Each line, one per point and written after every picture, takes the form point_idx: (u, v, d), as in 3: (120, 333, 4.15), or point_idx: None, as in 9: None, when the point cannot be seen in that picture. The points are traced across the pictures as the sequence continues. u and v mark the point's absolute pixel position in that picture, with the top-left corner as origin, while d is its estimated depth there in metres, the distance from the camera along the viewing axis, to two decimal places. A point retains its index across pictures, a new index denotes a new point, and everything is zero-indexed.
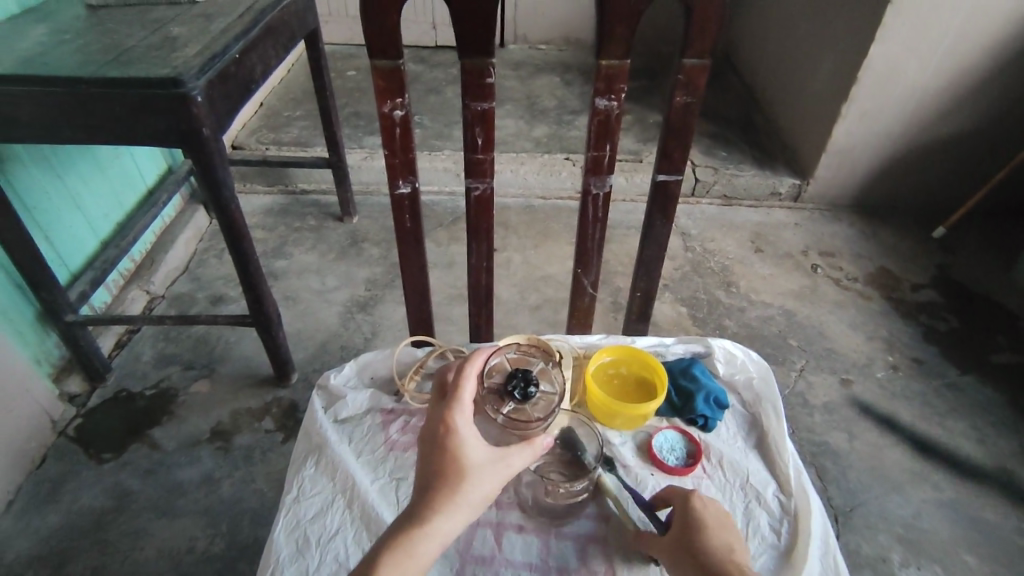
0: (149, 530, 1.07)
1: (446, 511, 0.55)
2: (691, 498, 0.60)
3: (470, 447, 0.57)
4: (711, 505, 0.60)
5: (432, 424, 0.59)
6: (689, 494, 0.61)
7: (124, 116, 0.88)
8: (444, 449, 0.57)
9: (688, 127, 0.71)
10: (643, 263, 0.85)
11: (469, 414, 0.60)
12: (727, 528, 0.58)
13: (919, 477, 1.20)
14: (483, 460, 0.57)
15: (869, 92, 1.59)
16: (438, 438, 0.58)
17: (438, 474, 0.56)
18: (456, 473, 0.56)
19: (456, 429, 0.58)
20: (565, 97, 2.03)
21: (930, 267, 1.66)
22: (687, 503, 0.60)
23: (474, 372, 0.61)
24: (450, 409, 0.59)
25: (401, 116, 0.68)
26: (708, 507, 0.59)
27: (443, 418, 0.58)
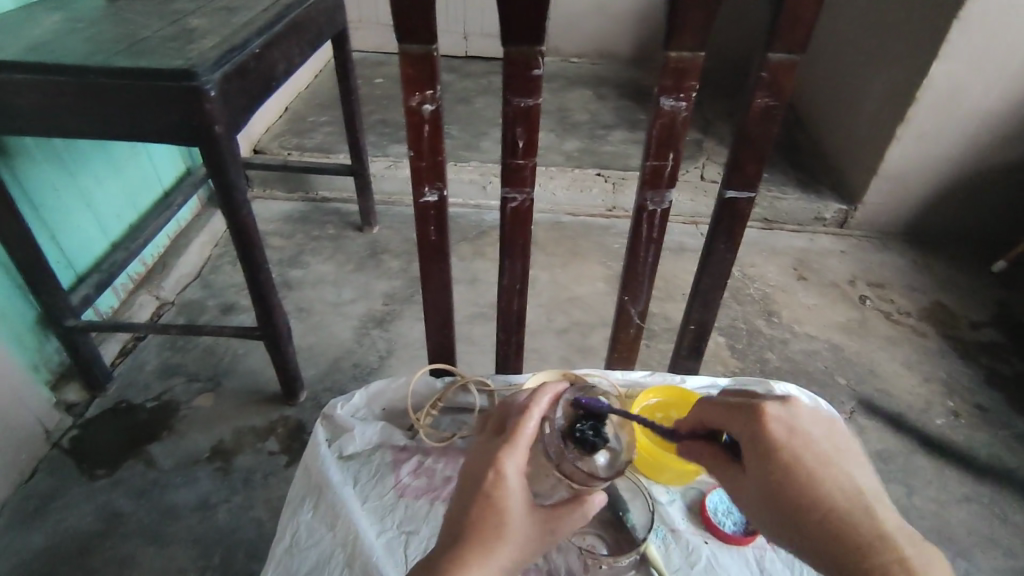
0: (138, 558, 0.99)
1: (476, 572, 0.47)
2: (769, 439, 0.52)
3: (517, 502, 0.51)
4: (795, 443, 0.52)
5: (479, 465, 0.53)
6: (765, 434, 0.52)
7: (134, 110, 0.82)
8: (489, 498, 0.50)
9: (765, 137, 0.64)
10: (700, 292, 0.79)
11: (523, 461, 0.53)
12: (818, 469, 0.51)
13: (985, 541, 1.07)
14: (525, 521, 0.51)
15: (929, 114, 1.48)
16: (485, 483, 0.51)
17: (476, 526, 0.49)
18: (498, 531, 0.49)
19: (507, 476, 0.51)
20: (598, 111, 1.95)
21: (990, 303, 1.53)
22: (766, 451, 0.52)
23: (536, 414, 0.55)
24: (503, 451, 0.52)
25: (431, 112, 0.59)
26: (795, 452, 0.51)
27: (494, 460, 0.52)
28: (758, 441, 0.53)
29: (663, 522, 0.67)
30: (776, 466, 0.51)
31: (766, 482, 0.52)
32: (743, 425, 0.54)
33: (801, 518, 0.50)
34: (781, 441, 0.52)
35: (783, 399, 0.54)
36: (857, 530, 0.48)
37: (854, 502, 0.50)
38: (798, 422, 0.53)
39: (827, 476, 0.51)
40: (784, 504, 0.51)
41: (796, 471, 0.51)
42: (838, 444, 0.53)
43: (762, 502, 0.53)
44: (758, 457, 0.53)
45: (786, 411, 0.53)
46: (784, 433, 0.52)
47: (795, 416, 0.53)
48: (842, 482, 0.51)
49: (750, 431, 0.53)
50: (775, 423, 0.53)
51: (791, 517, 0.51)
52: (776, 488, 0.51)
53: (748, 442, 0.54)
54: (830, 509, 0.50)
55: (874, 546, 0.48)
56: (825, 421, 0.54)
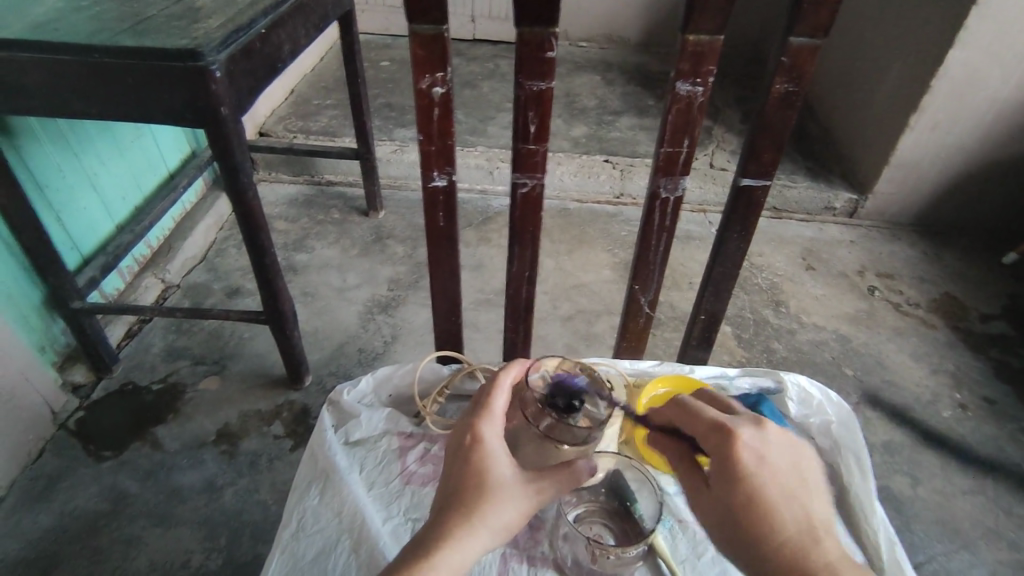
0: (144, 539, 1.00)
1: (465, 532, 0.49)
2: (736, 463, 0.51)
3: (499, 462, 0.52)
4: (760, 471, 0.50)
5: (459, 433, 0.54)
6: (732, 458, 0.51)
7: (137, 90, 0.80)
8: (470, 460, 0.52)
9: (783, 123, 0.63)
10: (712, 282, 0.78)
11: (500, 425, 0.54)
12: (781, 499, 0.49)
13: (989, 533, 1.07)
14: (510, 480, 0.52)
15: (944, 102, 1.46)
16: (465, 449, 0.53)
17: (464, 491, 0.51)
18: (481, 491, 0.50)
19: (485, 439, 0.53)
20: (606, 97, 1.92)
21: (1000, 296, 1.51)
22: (731, 474, 0.50)
23: (507, 385, 0.56)
24: (478, 419, 0.54)
25: (441, 95, 0.58)
26: (760, 479, 0.50)
27: (471, 426, 0.53)
28: (726, 463, 0.51)
29: (670, 512, 0.68)
30: (738, 492, 0.50)
31: (724, 504, 0.51)
32: (713, 445, 0.53)
33: (751, 545, 0.49)
34: (749, 468, 0.50)
35: (755, 423, 0.53)
36: (802, 565, 0.47)
37: (809, 536, 0.49)
38: (766, 449, 0.51)
39: (789, 508, 0.49)
40: (737, 529, 0.50)
41: (757, 500, 0.49)
42: (804, 475, 0.52)
43: (716, 518, 0.51)
44: (722, 478, 0.51)
45: (756, 436, 0.52)
46: (754, 459, 0.51)
47: (766, 440, 0.52)
48: (799, 515, 0.49)
49: (720, 451, 0.52)
50: (746, 452, 0.51)
51: (742, 544, 0.50)
52: (734, 511, 0.50)
53: (715, 460, 0.52)
54: (783, 540, 0.48)
55: None
56: (796, 450, 0.53)
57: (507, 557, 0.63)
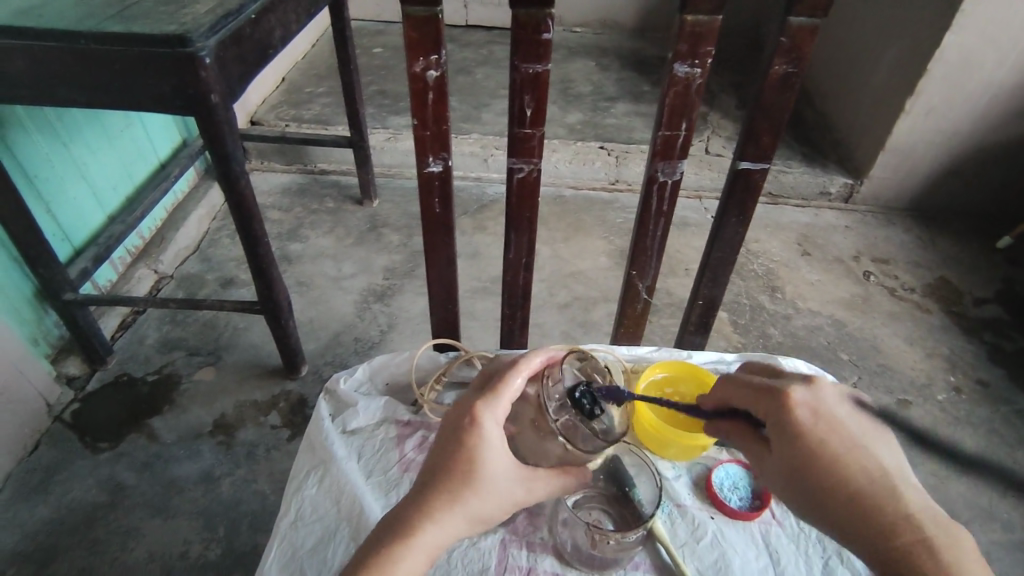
0: (142, 530, 1.00)
1: (444, 517, 0.50)
2: (793, 423, 0.52)
3: (489, 452, 0.52)
4: (821, 427, 0.51)
5: (460, 414, 0.54)
6: (790, 418, 0.52)
7: (124, 76, 0.79)
8: (464, 445, 0.52)
9: (781, 105, 0.62)
10: (710, 267, 0.78)
11: (503, 413, 0.54)
12: (843, 451, 0.51)
13: (983, 514, 1.08)
14: (499, 475, 0.52)
15: (940, 85, 1.45)
16: (462, 430, 0.53)
17: (451, 475, 0.51)
18: (467, 480, 0.51)
19: (484, 427, 0.52)
20: (601, 83, 1.91)
21: (995, 280, 1.52)
22: (792, 434, 0.52)
23: (523, 371, 0.56)
24: (482, 402, 0.53)
25: (436, 78, 0.57)
26: (821, 435, 0.51)
27: (472, 410, 0.53)
28: (783, 425, 0.52)
29: (668, 497, 0.68)
30: (801, 451, 0.51)
31: (791, 465, 0.52)
32: (767, 409, 0.54)
33: (824, 501, 0.50)
34: (806, 425, 0.52)
35: (807, 382, 0.54)
36: (880, 514, 0.48)
37: (882, 484, 0.50)
38: (823, 407, 0.52)
39: (852, 460, 0.50)
40: (806, 488, 0.51)
41: (821, 456, 0.51)
42: (864, 426, 0.53)
43: (785, 482, 0.53)
44: (781, 441, 0.52)
45: (809, 394, 0.53)
46: (810, 417, 0.52)
47: (819, 396, 0.53)
48: (867, 465, 0.50)
49: (774, 415, 0.53)
50: (801, 409, 0.52)
51: (815, 502, 0.51)
52: (800, 471, 0.51)
53: (773, 425, 0.53)
54: (856, 491, 0.49)
55: (897, 529, 0.48)
56: (851, 402, 0.54)
57: (506, 542, 0.63)
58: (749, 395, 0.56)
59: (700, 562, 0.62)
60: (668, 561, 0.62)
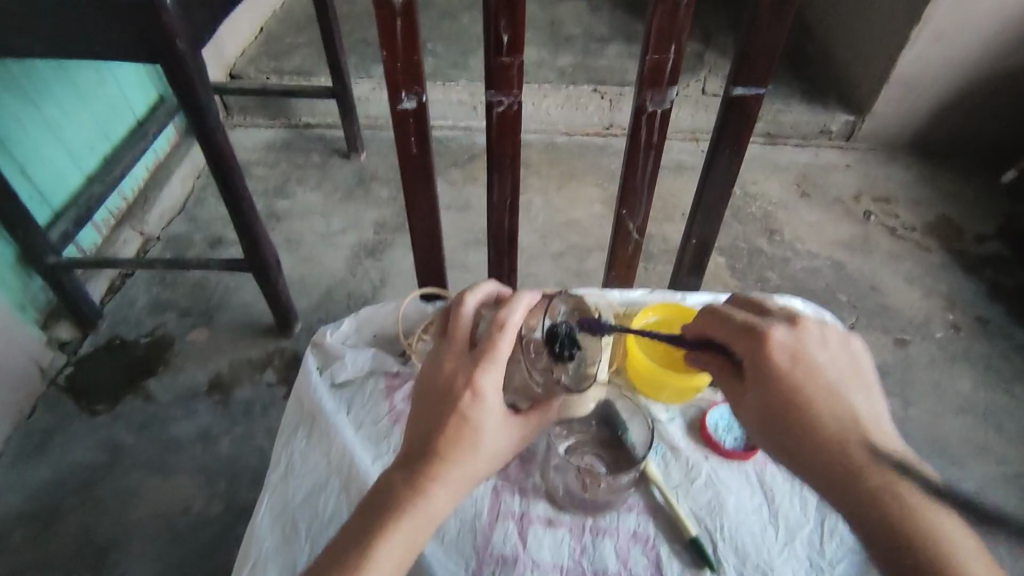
0: (144, 489, 1.01)
1: (448, 489, 0.50)
2: (773, 359, 0.51)
3: (489, 422, 0.52)
4: (801, 363, 0.50)
5: (454, 379, 0.52)
6: (770, 354, 0.51)
7: (82, 22, 0.75)
8: (464, 415, 0.51)
9: (777, 25, 0.58)
10: (703, 206, 0.76)
11: (499, 374, 0.53)
12: (821, 389, 0.50)
13: (978, 449, 1.09)
14: (496, 436, 0.52)
15: (946, 12, 1.38)
16: (461, 401, 0.51)
17: (452, 448, 0.51)
18: (470, 449, 0.51)
19: (483, 395, 0.52)
20: (593, 23, 1.83)
21: (997, 216, 1.49)
22: (767, 371, 0.51)
23: (513, 325, 0.52)
24: (481, 369, 0.52)
25: (403, 4, 0.53)
26: (801, 371, 0.50)
27: (472, 379, 0.51)
28: (758, 363, 0.52)
29: (661, 439, 0.67)
30: (783, 387, 0.50)
31: (768, 402, 0.51)
32: (746, 345, 0.53)
33: (801, 438, 0.49)
34: (782, 364, 0.51)
35: (788, 322, 0.53)
36: (856, 454, 0.47)
37: (861, 422, 0.48)
38: (804, 345, 0.51)
39: (829, 399, 0.49)
40: (785, 427, 0.50)
41: (801, 392, 0.50)
42: (847, 364, 0.52)
43: (762, 419, 0.52)
44: (762, 379, 0.51)
45: (790, 332, 0.52)
46: (790, 354, 0.51)
47: (799, 337, 0.52)
48: (843, 403, 0.49)
49: (752, 352, 0.52)
50: (778, 348, 0.51)
51: (792, 439, 0.50)
52: (780, 408, 0.50)
53: (750, 364, 0.52)
54: (831, 428, 0.48)
55: (876, 465, 0.47)
56: (834, 339, 0.53)
57: (498, 490, 0.63)
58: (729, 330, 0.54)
59: (693, 502, 0.63)
60: (661, 502, 0.63)
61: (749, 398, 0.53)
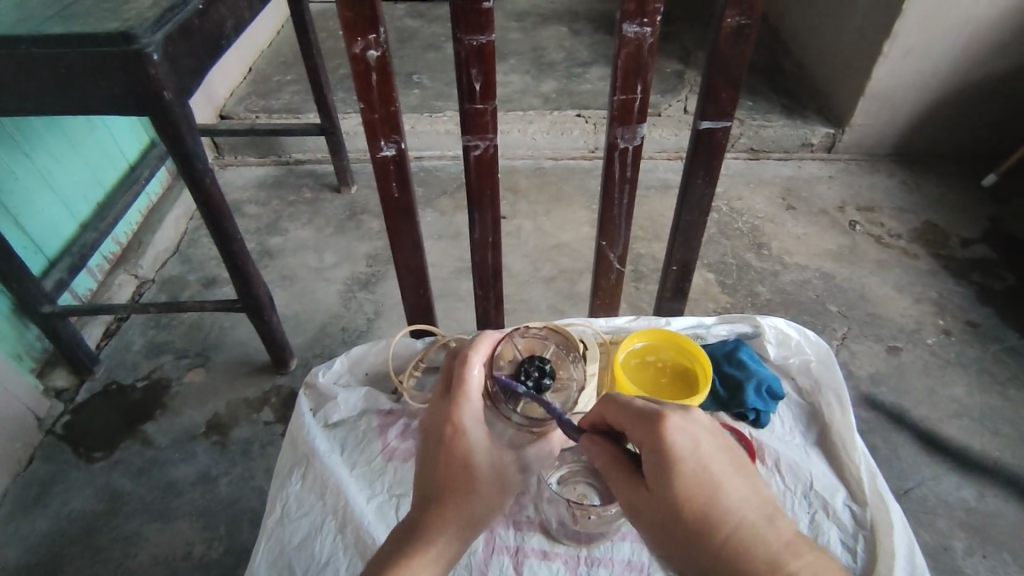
0: (144, 535, 1.00)
1: (453, 521, 0.52)
2: (670, 452, 0.48)
3: (481, 446, 0.55)
4: (698, 459, 0.48)
5: (438, 422, 0.56)
6: (669, 448, 0.48)
7: (71, 79, 0.76)
8: (453, 451, 0.54)
9: (737, 60, 0.61)
10: (680, 230, 0.78)
11: (479, 410, 0.56)
12: (724, 479, 0.48)
13: (977, 454, 1.09)
14: (492, 466, 0.55)
15: (916, 26, 1.42)
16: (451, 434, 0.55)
17: (450, 484, 0.53)
18: (466, 482, 0.54)
19: (467, 429, 0.55)
20: (575, 49, 1.87)
21: (980, 219, 1.51)
22: (665, 463, 0.48)
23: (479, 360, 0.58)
24: (457, 407, 0.56)
25: (377, 58, 0.56)
26: (698, 466, 0.48)
27: (450, 416, 0.55)
28: (657, 454, 0.48)
29: None
30: (682, 486, 0.47)
31: (667, 497, 0.47)
32: (644, 435, 0.49)
33: (702, 539, 0.46)
34: (682, 453, 0.48)
35: (682, 407, 0.50)
36: (764, 551, 0.45)
37: (763, 521, 0.47)
38: (699, 433, 0.49)
39: (734, 491, 0.47)
40: (685, 530, 0.47)
41: (701, 490, 0.47)
42: (737, 458, 0.50)
43: (660, 516, 0.48)
44: (660, 474, 0.48)
45: (686, 420, 0.49)
46: (688, 445, 0.48)
47: (694, 423, 0.49)
48: (745, 494, 0.47)
49: (651, 441, 0.49)
50: (676, 436, 0.48)
51: (694, 541, 0.47)
52: (680, 510, 0.47)
53: (648, 455, 0.49)
54: (736, 526, 0.46)
55: (784, 566, 0.45)
56: (724, 429, 0.51)
57: (493, 524, 0.65)
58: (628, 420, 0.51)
59: None
60: None
61: (642, 493, 0.50)
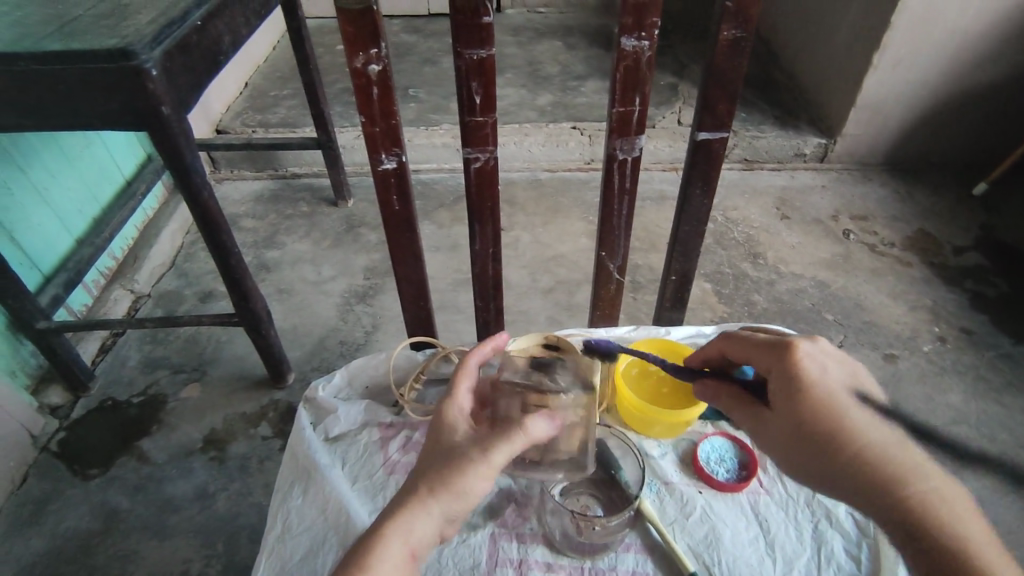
0: (140, 552, 0.99)
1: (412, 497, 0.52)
2: (802, 373, 0.57)
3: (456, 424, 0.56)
4: (826, 377, 0.56)
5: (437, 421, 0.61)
6: (800, 369, 0.57)
7: (68, 96, 0.76)
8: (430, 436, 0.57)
9: (731, 72, 0.62)
10: (679, 241, 0.78)
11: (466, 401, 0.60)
12: (850, 399, 0.56)
13: (977, 460, 1.10)
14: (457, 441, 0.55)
15: (904, 38, 1.44)
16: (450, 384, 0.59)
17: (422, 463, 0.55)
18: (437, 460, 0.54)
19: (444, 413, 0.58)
20: (569, 62, 1.89)
21: (973, 227, 1.52)
22: (796, 381, 0.57)
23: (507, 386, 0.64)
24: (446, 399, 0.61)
25: (378, 71, 0.56)
26: (826, 386, 0.56)
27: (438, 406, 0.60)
28: (789, 375, 0.57)
29: (656, 475, 0.70)
30: (809, 401, 0.56)
31: (796, 410, 0.56)
32: (776, 362, 0.59)
33: (828, 446, 0.55)
34: (810, 374, 0.57)
35: (812, 339, 0.59)
36: (882, 460, 0.53)
37: (882, 439, 0.54)
38: (827, 362, 0.57)
39: (856, 411, 0.55)
40: (813, 440, 0.55)
41: (829, 407, 0.55)
42: (862, 386, 0.57)
43: (789, 427, 0.57)
44: (791, 391, 0.57)
45: (816, 350, 0.58)
46: (817, 371, 0.57)
47: (823, 353, 0.58)
48: (867, 417, 0.55)
49: (783, 364, 0.58)
50: (805, 362, 0.57)
51: (821, 450, 0.55)
52: (807, 423, 0.56)
53: (779, 377, 0.58)
54: (862, 442, 0.54)
55: (896, 476, 0.52)
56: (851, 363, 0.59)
57: (496, 536, 0.65)
58: (758, 349, 0.61)
59: (691, 538, 0.65)
60: (658, 540, 0.65)
61: (773, 412, 0.59)
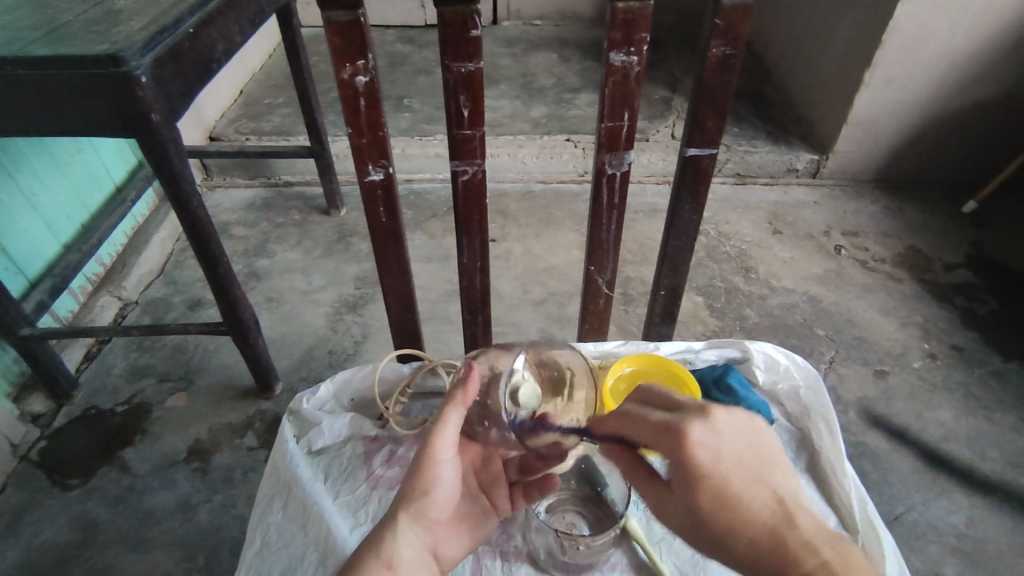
0: (119, 566, 0.97)
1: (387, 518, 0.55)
2: (695, 468, 0.47)
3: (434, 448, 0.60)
4: (721, 468, 0.47)
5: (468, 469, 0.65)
6: (691, 465, 0.47)
7: (57, 102, 0.76)
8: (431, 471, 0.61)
9: (721, 89, 0.62)
10: (668, 256, 0.78)
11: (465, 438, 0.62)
12: (751, 481, 0.47)
13: (966, 479, 1.09)
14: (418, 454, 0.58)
15: (895, 57, 1.46)
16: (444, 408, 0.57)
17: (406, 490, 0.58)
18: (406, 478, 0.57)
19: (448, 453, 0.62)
20: (563, 75, 1.90)
21: (963, 244, 1.53)
22: (690, 478, 0.47)
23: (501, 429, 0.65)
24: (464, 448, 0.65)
25: (366, 83, 0.56)
26: (720, 476, 0.47)
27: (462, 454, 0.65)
28: (681, 469, 0.48)
29: None
30: (706, 500, 0.47)
31: (694, 505, 0.48)
32: (666, 449, 0.49)
33: (727, 539, 0.48)
34: (704, 469, 0.47)
35: (702, 416, 0.48)
36: (781, 546, 0.47)
37: (780, 517, 0.47)
38: (721, 442, 0.47)
39: (754, 496, 0.47)
40: (714, 533, 0.48)
41: (728, 501, 0.47)
42: (758, 454, 0.49)
43: (687, 518, 0.50)
44: (686, 484, 0.48)
45: (708, 432, 0.47)
46: (711, 459, 0.47)
47: (717, 431, 0.48)
48: (763, 498, 0.48)
49: (673, 456, 0.48)
50: (698, 455, 0.47)
51: (721, 539, 0.48)
52: (704, 518, 0.48)
53: (671, 468, 0.49)
54: (761, 530, 0.47)
55: (795, 557, 0.46)
56: (750, 424, 0.49)
57: (480, 555, 0.66)
58: (644, 430, 0.50)
59: (677, 558, 0.66)
60: (644, 559, 0.65)
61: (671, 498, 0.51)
